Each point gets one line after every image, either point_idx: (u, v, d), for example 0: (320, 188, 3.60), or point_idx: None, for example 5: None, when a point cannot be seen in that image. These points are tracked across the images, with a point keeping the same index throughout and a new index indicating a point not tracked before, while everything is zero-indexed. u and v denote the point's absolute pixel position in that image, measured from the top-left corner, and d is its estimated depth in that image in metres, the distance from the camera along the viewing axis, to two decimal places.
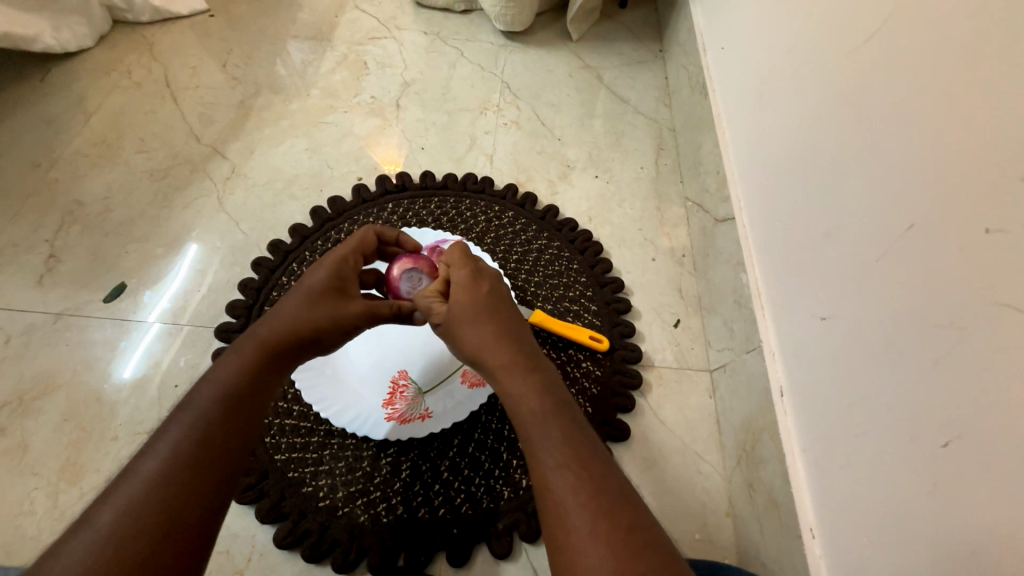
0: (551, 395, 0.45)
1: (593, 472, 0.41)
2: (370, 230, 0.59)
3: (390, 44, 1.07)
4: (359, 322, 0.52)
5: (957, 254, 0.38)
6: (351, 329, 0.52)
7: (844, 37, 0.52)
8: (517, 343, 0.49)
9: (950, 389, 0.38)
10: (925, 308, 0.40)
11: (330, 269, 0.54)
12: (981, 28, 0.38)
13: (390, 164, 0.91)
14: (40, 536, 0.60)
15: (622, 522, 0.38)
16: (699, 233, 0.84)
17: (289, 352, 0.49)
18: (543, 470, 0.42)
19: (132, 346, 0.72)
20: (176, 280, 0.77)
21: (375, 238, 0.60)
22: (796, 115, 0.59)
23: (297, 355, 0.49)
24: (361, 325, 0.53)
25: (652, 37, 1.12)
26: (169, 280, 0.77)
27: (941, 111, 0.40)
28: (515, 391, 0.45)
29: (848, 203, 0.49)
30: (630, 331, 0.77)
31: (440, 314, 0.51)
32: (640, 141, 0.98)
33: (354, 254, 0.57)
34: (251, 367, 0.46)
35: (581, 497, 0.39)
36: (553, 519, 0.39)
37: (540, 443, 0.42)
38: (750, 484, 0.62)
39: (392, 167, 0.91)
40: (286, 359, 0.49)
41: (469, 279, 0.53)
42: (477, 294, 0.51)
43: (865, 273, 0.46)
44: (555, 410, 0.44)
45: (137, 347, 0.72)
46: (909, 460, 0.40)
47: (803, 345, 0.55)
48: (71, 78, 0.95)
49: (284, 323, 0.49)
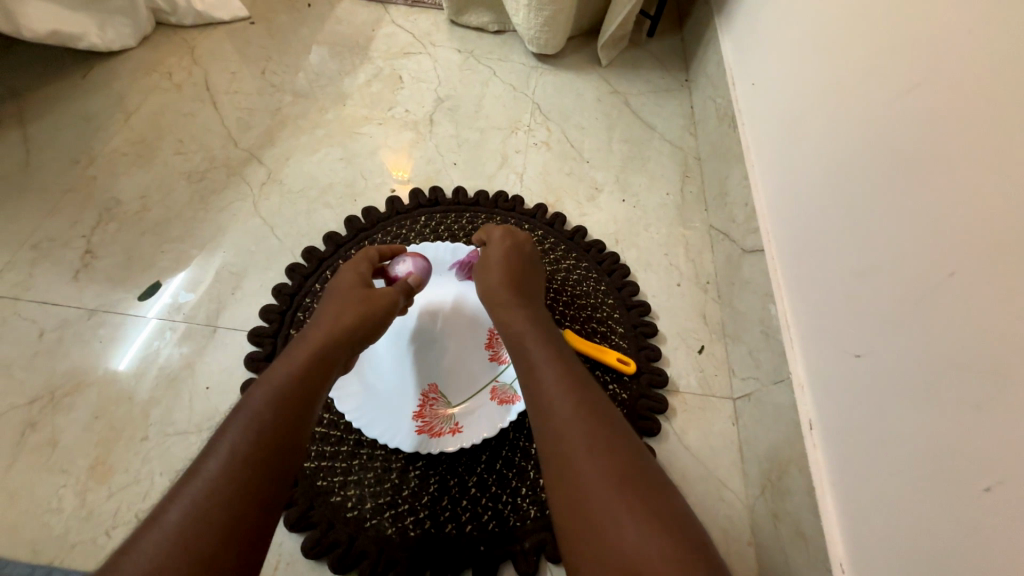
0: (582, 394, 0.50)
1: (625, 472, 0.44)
2: (373, 248, 0.65)
3: (424, 60, 1.09)
4: (387, 306, 0.58)
5: (999, 306, 0.40)
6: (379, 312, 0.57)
7: (882, 84, 0.54)
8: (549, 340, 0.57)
9: (990, 435, 0.39)
10: (965, 353, 0.42)
11: (353, 275, 0.61)
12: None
13: (398, 171, 0.93)
14: (67, 536, 0.59)
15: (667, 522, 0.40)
16: (725, 261, 0.86)
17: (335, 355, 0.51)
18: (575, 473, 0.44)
19: (149, 344, 0.72)
20: (185, 287, 0.77)
21: (378, 256, 0.66)
22: (831, 154, 0.61)
23: (345, 351, 0.53)
24: (387, 311, 0.58)
25: (678, 67, 1.15)
26: (166, 287, 0.76)
27: (986, 163, 0.42)
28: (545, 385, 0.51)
29: (886, 246, 0.51)
30: (656, 355, 0.78)
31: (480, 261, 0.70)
32: (666, 167, 1.01)
33: (363, 260, 0.63)
34: (301, 367, 0.48)
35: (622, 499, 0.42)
36: (585, 515, 0.42)
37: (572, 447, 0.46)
38: (775, 514, 0.63)
39: (400, 174, 0.93)
40: (333, 360, 0.51)
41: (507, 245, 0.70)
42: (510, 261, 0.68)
43: (904, 313, 0.48)
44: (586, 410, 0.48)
45: (152, 346, 0.72)
46: (950, 500, 0.41)
47: (833, 380, 0.56)
48: (113, 77, 0.96)
49: (343, 316, 0.54)
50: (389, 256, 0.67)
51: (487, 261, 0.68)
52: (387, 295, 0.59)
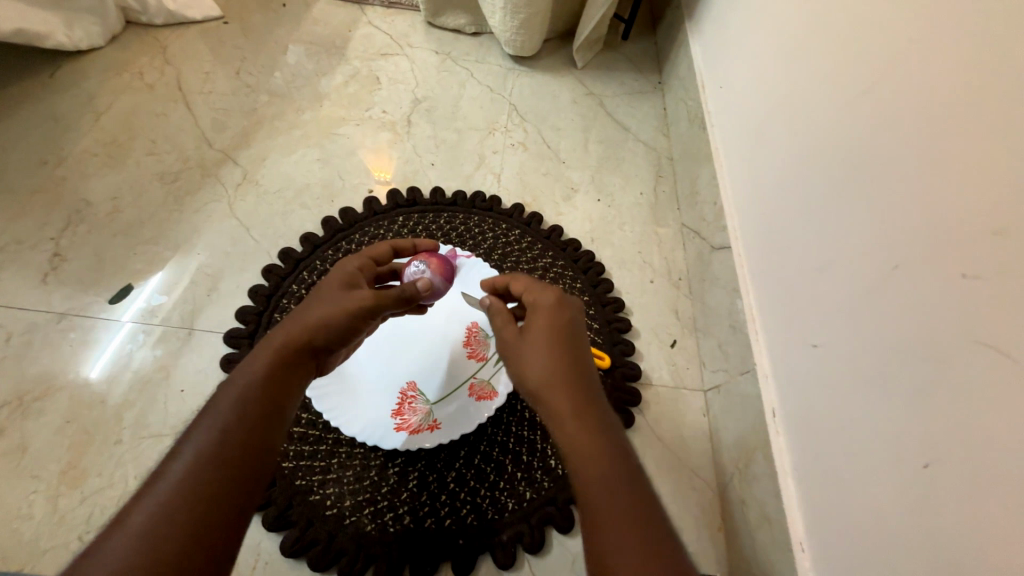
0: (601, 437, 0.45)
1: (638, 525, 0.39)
2: (387, 243, 0.66)
3: (402, 61, 1.10)
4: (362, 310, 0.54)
5: (939, 296, 0.43)
6: (365, 315, 0.55)
7: (839, 87, 0.57)
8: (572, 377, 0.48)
9: (930, 416, 0.42)
10: (909, 340, 0.45)
11: (342, 274, 0.58)
12: (973, 89, 0.42)
13: (379, 172, 0.93)
14: (37, 542, 0.59)
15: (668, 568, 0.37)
16: (695, 258, 0.89)
17: (303, 357, 0.51)
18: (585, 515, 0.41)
19: (115, 349, 0.71)
20: (157, 290, 0.76)
21: (390, 251, 0.65)
22: (792, 154, 0.64)
23: (315, 352, 0.52)
24: (364, 313, 0.55)
25: (651, 69, 1.18)
26: (140, 290, 0.76)
27: (929, 164, 0.45)
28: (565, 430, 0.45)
29: (840, 241, 0.54)
30: (630, 350, 0.80)
31: (514, 333, 0.52)
32: (640, 168, 1.03)
33: (360, 261, 0.61)
34: (267, 369, 0.48)
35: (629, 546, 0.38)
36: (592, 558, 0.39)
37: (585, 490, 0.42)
38: (743, 499, 0.66)
39: (381, 175, 0.93)
40: (300, 361, 0.51)
41: (552, 305, 0.53)
42: (558, 325, 0.51)
43: (855, 305, 0.51)
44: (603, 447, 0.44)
45: (117, 350, 0.71)
46: (892, 478, 0.44)
47: (794, 370, 0.59)
48: (82, 76, 0.95)
49: (313, 312, 0.53)
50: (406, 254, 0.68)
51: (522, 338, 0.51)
52: (367, 297, 0.55)
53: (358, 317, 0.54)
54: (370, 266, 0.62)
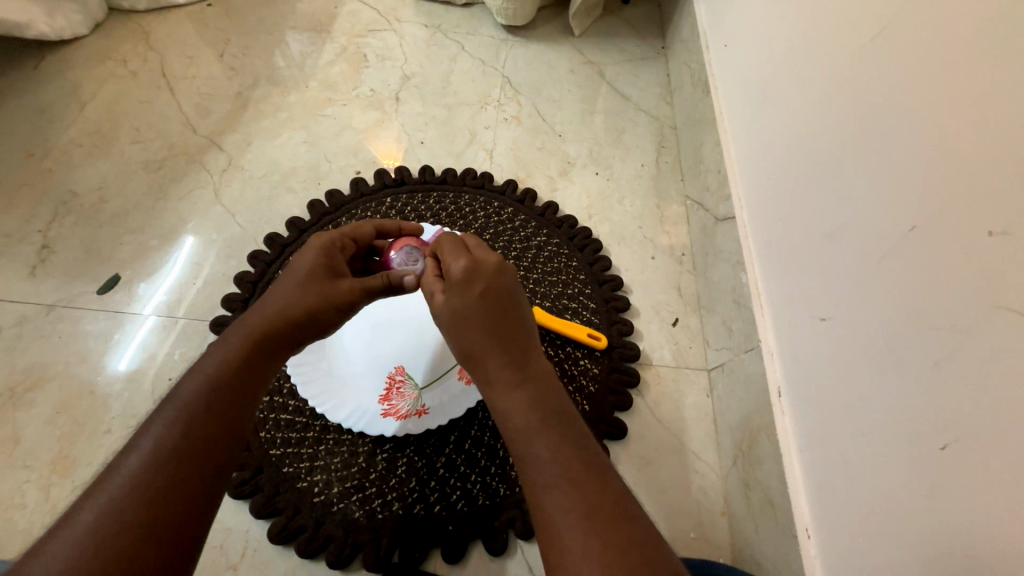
0: (539, 409, 0.44)
1: (592, 500, 0.39)
2: (370, 223, 0.60)
3: (390, 37, 1.06)
4: (348, 302, 0.51)
5: (960, 259, 0.38)
6: (347, 308, 0.52)
7: (849, 31, 0.51)
8: (510, 350, 0.46)
9: (950, 394, 0.38)
10: (927, 309, 0.40)
11: (319, 251, 0.53)
12: (1003, 19, 0.36)
13: (390, 159, 0.90)
14: (31, 530, 0.59)
15: (617, 541, 0.37)
16: (699, 231, 0.84)
17: (275, 346, 0.48)
18: (534, 489, 0.41)
19: (126, 339, 0.71)
20: (165, 278, 0.75)
21: (374, 230, 0.60)
22: (799, 111, 0.59)
23: (290, 342, 0.50)
24: (345, 305, 0.51)
25: (654, 34, 1.11)
26: (170, 268, 0.76)
27: (950, 109, 0.39)
28: (503, 405, 0.45)
29: (850, 204, 0.49)
30: (629, 329, 0.77)
31: (442, 304, 0.49)
32: (641, 139, 0.98)
33: (337, 242, 0.56)
34: (235, 357, 0.46)
35: (575, 518, 0.38)
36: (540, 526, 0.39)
37: (532, 462, 0.41)
38: (747, 483, 0.62)
39: (391, 162, 0.90)
40: (276, 348, 0.49)
41: (466, 271, 0.49)
42: (490, 297, 0.48)
43: (868, 273, 0.46)
44: (547, 419, 0.43)
45: (131, 341, 0.71)
46: (906, 462, 0.40)
47: (801, 346, 0.54)
48: (66, 66, 0.93)
49: (291, 302, 0.50)
50: (392, 235, 0.62)
51: (448, 309, 0.48)
52: (354, 290, 0.51)
53: (338, 308, 0.51)
54: (351, 245, 0.57)
